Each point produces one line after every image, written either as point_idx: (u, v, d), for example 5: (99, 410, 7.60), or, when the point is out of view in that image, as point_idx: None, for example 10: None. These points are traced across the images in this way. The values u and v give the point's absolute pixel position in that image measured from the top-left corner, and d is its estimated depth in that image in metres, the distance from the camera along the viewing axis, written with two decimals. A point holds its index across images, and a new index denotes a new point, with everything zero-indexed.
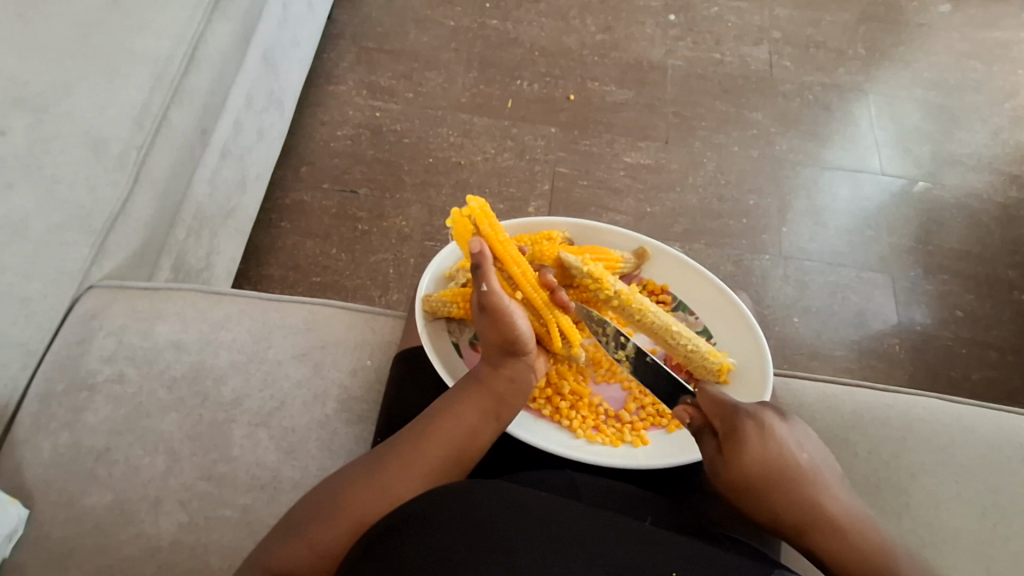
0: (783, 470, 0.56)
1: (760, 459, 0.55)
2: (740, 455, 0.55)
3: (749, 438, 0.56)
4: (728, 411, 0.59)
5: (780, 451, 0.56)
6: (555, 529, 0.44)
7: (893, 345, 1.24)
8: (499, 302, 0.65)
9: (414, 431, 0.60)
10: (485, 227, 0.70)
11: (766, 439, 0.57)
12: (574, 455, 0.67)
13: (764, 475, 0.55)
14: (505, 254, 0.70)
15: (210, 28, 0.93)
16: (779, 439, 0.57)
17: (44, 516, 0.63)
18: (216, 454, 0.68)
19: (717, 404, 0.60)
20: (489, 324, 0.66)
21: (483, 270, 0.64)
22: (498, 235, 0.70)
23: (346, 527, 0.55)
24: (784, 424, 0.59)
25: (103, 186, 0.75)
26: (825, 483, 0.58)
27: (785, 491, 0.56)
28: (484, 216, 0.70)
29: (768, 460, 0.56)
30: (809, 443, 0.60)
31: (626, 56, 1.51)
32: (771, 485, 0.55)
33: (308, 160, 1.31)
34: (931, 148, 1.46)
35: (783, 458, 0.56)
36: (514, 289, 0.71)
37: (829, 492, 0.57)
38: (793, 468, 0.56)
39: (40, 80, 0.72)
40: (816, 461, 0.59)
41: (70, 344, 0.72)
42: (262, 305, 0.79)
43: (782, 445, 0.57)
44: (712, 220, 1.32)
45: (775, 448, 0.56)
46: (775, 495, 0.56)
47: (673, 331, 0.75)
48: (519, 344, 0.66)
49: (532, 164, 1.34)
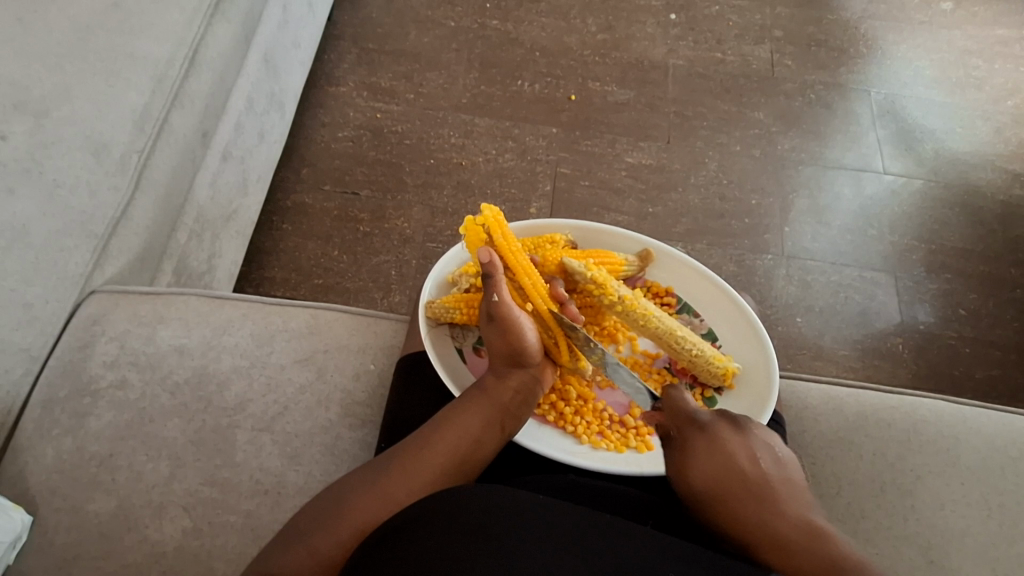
0: (729, 481, 0.54)
1: (701, 470, 0.55)
2: (682, 466, 0.57)
3: (694, 448, 0.57)
4: (682, 419, 0.60)
5: (727, 463, 0.55)
6: (552, 526, 0.44)
7: (897, 344, 1.23)
8: (509, 313, 0.65)
9: (418, 439, 0.60)
10: (498, 237, 0.69)
11: (711, 450, 0.56)
12: (578, 460, 0.67)
13: (709, 485, 0.54)
14: (516, 264, 0.70)
15: (210, 31, 0.92)
16: (731, 445, 0.57)
17: (47, 523, 0.63)
18: (220, 459, 0.68)
19: (674, 411, 0.61)
20: (497, 333, 0.66)
21: (494, 280, 0.64)
22: (510, 245, 0.70)
23: (347, 533, 0.54)
24: (741, 436, 0.57)
25: (103, 190, 0.74)
26: (781, 499, 0.53)
27: (726, 501, 0.53)
28: (497, 225, 0.69)
29: (711, 470, 0.55)
30: (768, 453, 0.56)
31: (627, 55, 1.51)
32: (713, 497, 0.54)
33: (309, 162, 1.31)
34: (935, 146, 1.46)
35: (728, 470, 0.55)
36: (524, 300, 0.71)
37: (785, 507, 0.52)
38: (741, 481, 0.54)
39: (41, 84, 0.73)
40: (778, 477, 0.54)
41: (72, 350, 0.71)
42: (266, 309, 0.78)
43: (732, 457, 0.56)
44: (714, 220, 1.32)
45: (721, 458, 0.56)
46: (719, 507, 0.53)
47: (677, 335, 0.75)
48: (524, 356, 0.66)
49: (534, 164, 1.34)
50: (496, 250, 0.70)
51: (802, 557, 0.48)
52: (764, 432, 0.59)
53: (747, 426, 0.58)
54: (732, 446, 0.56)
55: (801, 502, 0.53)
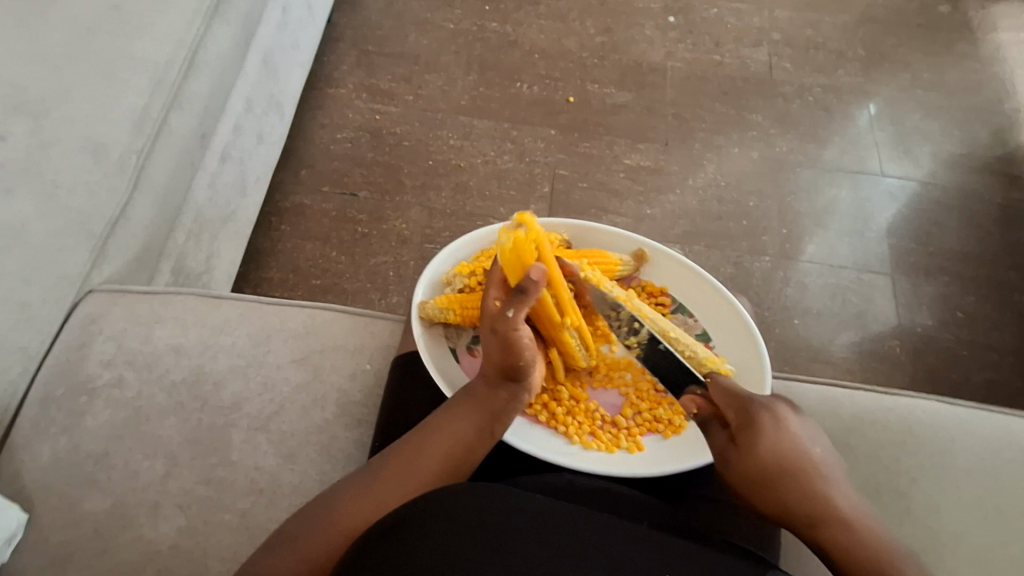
0: (793, 461, 0.59)
1: (770, 450, 0.59)
2: (761, 444, 0.59)
3: (764, 430, 0.60)
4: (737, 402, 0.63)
5: (791, 445, 0.60)
6: (546, 521, 0.45)
7: (894, 346, 1.23)
8: (517, 329, 0.62)
9: (407, 447, 0.60)
10: (543, 251, 0.71)
11: (778, 420, 0.61)
12: (567, 462, 0.66)
13: (776, 468, 0.59)
14: (558, 280, 0.70)
15: (210, 33, 0.93)
16: (792, 431, 0.61)
17: (43, 521, 0.64)
18: (215, 458, 0.68)
19: (726, 396, 0.64)
20: (497, 346, 0.63)
21: (525, 298, 0.60)
22: (551, 262, 0.72)
23: (340, 536, 0.55)
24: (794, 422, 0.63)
25: (102, 190, 0.75)
26: (833, 474, 0.60)
27: (804, 466, 0.59)
28: (542, 240, 0.72)
29: (783, 450, 0.59)
30: (814, 439, 0.62)
31: (625, 58, 1.51)
32: (777, 476, 0.59)
33: (308, 164, 1.31)
34: (932, 149, 1.46)
35: (795, 449, 0.60)
36: (563, 315, 0.70)
37: (836, 484, 0.60)
38: (809, 461, 0.60)
39: (41, 85, 0.73)
40: (826, 452, 0.62)
41: (70, 349, 0.72)
42: (263, 308, 0.79)
43: (794, 437, 0.61)
44: (712, 222, 1.32)
45: (787, 442, 0.60)
46: (794, 482, 0.59)
47: (671, 336, 0.73)
48: (521, 370, 0.63)
49: (532, 166, 1.34)
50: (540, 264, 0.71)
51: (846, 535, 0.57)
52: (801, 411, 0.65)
53: (797, 413, 0.64)
54: (793, 431, 0.61)
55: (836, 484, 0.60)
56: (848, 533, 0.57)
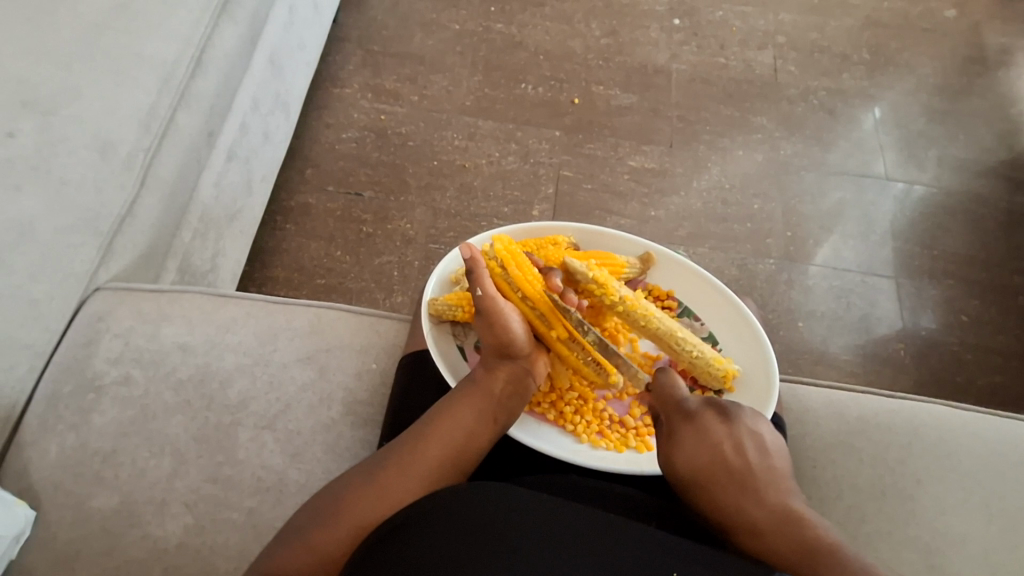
0: (711, 468, 0.58)
1: (685, 457, 0.60)
2: (675, 453, 0.60)
3: (678, 439, 0.61)
4: (671, 406, 0.64)
5: (707, 452, 0.59)
6: (554, 521, 0.45)
7: (898, 349, 1.23)
8: (496, 306, 0.68)
9: (414, 433, 0.61)
10: (513, 269, 0.72)
11: (701, 426, 0.61)
12: (575, 459, 0.67)
13: (690, 476, 0.59)
14: (534, 292, 0.71)
15: (217, 31, 0.93)
16: (717, 437, 0.60)
17: (50, 518, 0.64)
18: (222, 457, 0.68)
19: (663, 401, 0.65)
20: (485, 328, 0.68)
21: (476, 275, 0.68)
22: (528, 275, 0.72)
23: (347, 531, 0.54)
24: (729, 425, 0.61)
25: (111, 188, 0.75)
26: (759, 482, 0.57)
27: (722, 472, 0.58)
28: (511, 257, 0.73)
29: (699, 458, 0.59)
30: (753, 441, 0.60)
31: (630, 60, 1.52)
32: (697, 484, 0.59)
33: (313, 163, 1.31)
34: (937, 153, 1.46)
35: (713, 457, 0.59)
36: (549, 328, 0.71)
37: (763, 490, 0.57)
38: (733, 468, 0.58)
39: (50, 83, 0.73)
40: (759, 463, 0.59)
41: (78, 346, 0.72)
42: (270, 308, 0.79)
43: (717, 445, 0.60)
44: (717, 224, 1.32)
45: (700, 452, 0.59)
46: (712, 489, 0.58)
47: (677, 336, 0.75)
48: (513, 348, 0.67)
49: (537, 167, 1.34)
50: (514, 283, 0.72)
51: (770, 541, 0.53)
52: (753, 421, 0.62)
53: (736, 414, 0.62)
54: (718, 436, 0.60)
55: (770, 489, 0.57)
56: (763, 538, 0.53)
